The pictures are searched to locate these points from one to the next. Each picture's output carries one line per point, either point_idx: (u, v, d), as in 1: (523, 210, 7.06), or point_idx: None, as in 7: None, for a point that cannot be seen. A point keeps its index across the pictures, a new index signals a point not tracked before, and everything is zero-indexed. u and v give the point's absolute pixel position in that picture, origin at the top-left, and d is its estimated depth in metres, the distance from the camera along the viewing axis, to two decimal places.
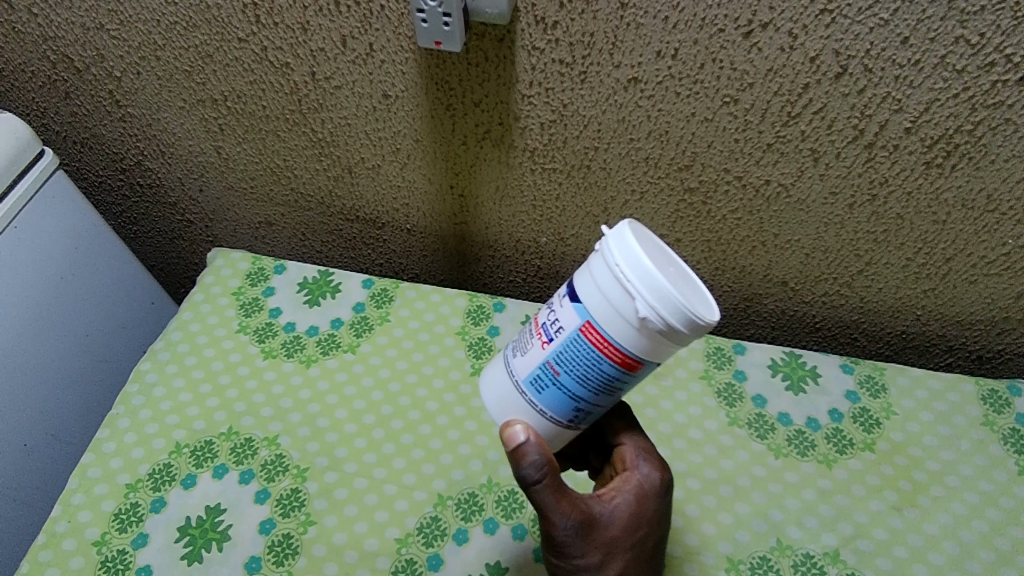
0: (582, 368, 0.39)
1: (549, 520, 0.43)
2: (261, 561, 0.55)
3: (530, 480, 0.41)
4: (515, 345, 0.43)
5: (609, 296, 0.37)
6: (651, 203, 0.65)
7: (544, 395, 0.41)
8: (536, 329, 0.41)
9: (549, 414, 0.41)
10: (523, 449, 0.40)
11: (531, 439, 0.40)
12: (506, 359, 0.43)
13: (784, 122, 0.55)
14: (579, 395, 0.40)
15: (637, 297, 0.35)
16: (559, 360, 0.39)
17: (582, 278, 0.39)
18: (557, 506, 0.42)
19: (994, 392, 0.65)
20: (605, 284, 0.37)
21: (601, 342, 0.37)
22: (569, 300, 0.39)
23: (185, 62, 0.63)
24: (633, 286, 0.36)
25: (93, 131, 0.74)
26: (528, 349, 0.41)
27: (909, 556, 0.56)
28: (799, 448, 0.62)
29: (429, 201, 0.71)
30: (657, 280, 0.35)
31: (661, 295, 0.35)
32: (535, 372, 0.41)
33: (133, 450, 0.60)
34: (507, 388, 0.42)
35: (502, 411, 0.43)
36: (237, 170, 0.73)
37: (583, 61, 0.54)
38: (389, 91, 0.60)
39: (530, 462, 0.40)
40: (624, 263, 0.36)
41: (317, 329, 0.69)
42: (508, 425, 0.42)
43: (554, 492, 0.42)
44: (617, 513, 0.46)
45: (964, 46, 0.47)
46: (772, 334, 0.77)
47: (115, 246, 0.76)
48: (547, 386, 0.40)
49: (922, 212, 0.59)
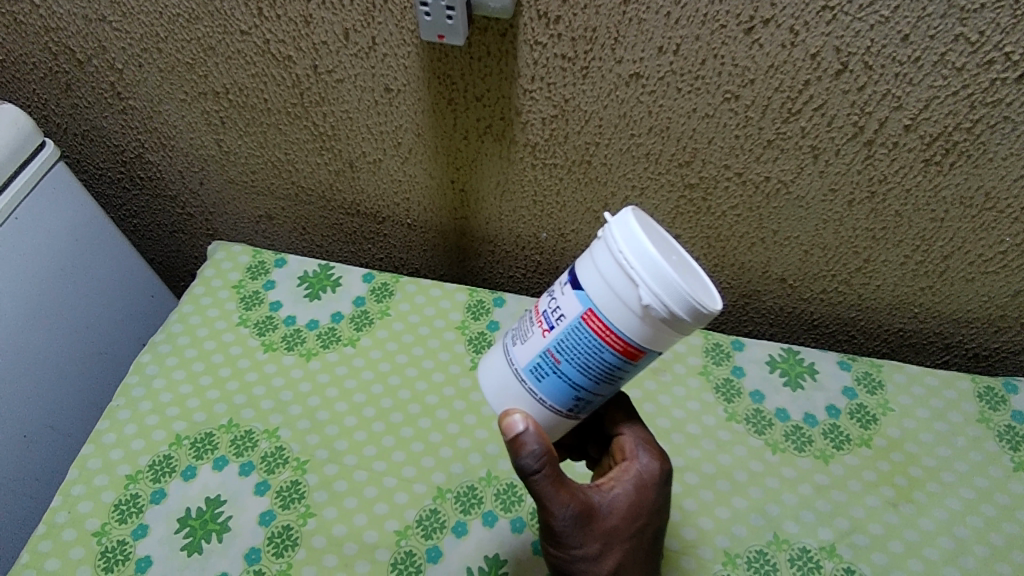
0: (583, 356, 0.39)
1: (548, 510, 0.43)
2: (261, 552, 0.55)
3: (529, 470, 0.41)
4: (516, 333, 0.43)
5: (612, 283, 0.37)
6: (651, 199, 0.65)
7: (544, 383, 0.41)
8: (537, 317, 0.41)
9: (549, 403, 0.42)
10: (522, 439, 0.40)
11: (530, 429, 0.40)
12: (506, 348, 0.44)
13: (784, 119, 0.55)
14: (580, 384, 0.40)
15: (640, 285, 0.36)
16: (560, 347, 0.40)
17: (585, 265, 0.39)
18: (556, 496, 0.42)
19: (990, 389, 0.65)
20: (609, 272, 0.37)
21: (603, 330, 0.38)
22: (571, 288, 0.39)
23: (188, 54, 0.63)
24: (637, 274, 0.36)
25: (94, 124, 0.74)
26: (528, 337, 0.42)
27: (904, 551, 0.56)
28: (796, 443, 0.62)
29: (429, 195, 0.71)
30: (661, 268, 0.35)
31: (665, 283, 0.35)
32: (535, 360, 0.41)
33: (133, 442, 0.60)
34: (507, 377, 0.43)
35: (502, 400, 0.43)
36: (238, 163, 0.73)
37: (584, 56, 0.54)
38: (391, 85, 0.61)
39: (528, 452, 0.40)
40: (628, 251, 0.36)
41: (316, 322, 0.69)
42: (507, 414, 0.42)
43: (553, 481, 0.42)
44: (616, 503, 0.46)
45: (964, 44, 0.48)
46: (770, 331, 0.77)
47: (115, 238, 0.76)
48: (547, 374, 0.41)
49: (920, 209, 0.60)
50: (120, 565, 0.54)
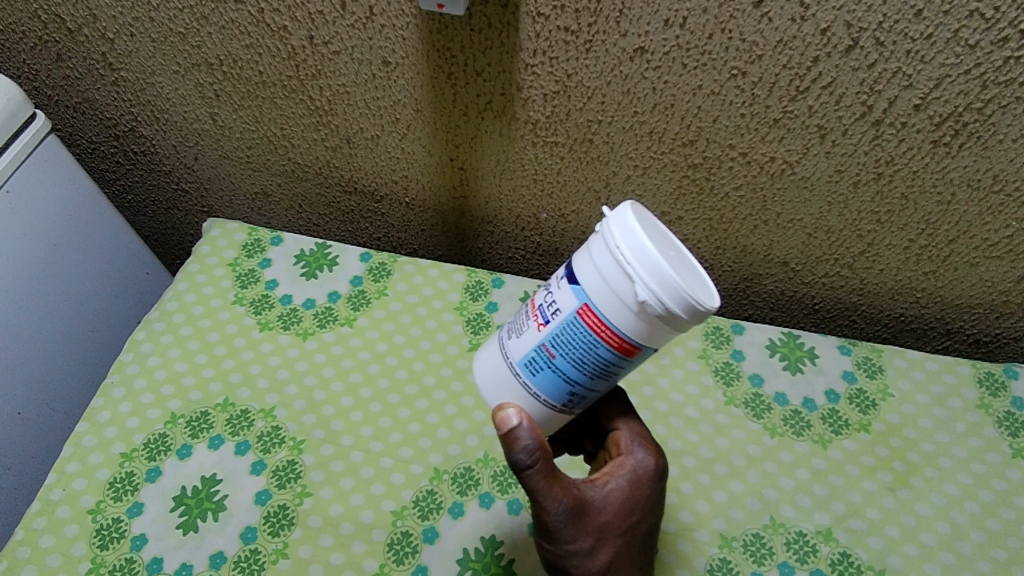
0: (578, 351, 0.38)
1: (541, 505, 0.42)
2: (257, 531, 0.55)
3: (522, 465, 0.40)
4: (511, 326, 0.42)
5: (608, 278, 0.36)
6: (654, 178, 0.64)
7: (539, 378, 0.40)
8: (533, 311, 0.41)
9: (543, 397, 0.41)
10: (515, 434, 0.40)
11: (523, 424, 0.40)
12: (501, 341, 0.43)
13: (792, 96, 0.54)
14: (575, 378, 0.39)
15: (637, 281, 0.35)
16: (555, 342, 0.39)
17: (581, 259, 0.38)
18: (549, 492, 0.42)
19: (991, 375, 0.65)
20: (605, 266, 0.36)
21: (598, 326, 0.37)
22: (567, 282, 0.38)
23: (180, 24, 0.61)
24: (633, 269, 0.35)
25: (86, 95, 0.72)
26: (524, 331, 0.41)
27: (901, 535, 0.56)
28: (795, 428, 0.62)
29: (428, 173, 0.70)
30: (657, 263, 0.35)
31: (661, 279, 0.35)
32: (530, 354, 0.40)
33: (128, 420, 0.60)
34: (502, 369, 0.42)
35: (497, 393, 0.43)
36: (233, 137, 0.72)
37: (588, 29, 0.53)
38: (389, 57, 0.59)
39: (522, 447, 0.40)
40: (625, 246, 0.36)
41: (313, 302, 0.68)
42: (501, 408, 0.41)
43: (547, 477, 0.41)
44: (609, 499, 0.46)
45: (978, 20, 0.46)
46: (771, 315, 0.76)
47: (108, 213, 0.75)
48: (541, 368, 0.40)
49: (926, 192, 0.59)
50: (116, 542, 0.54)
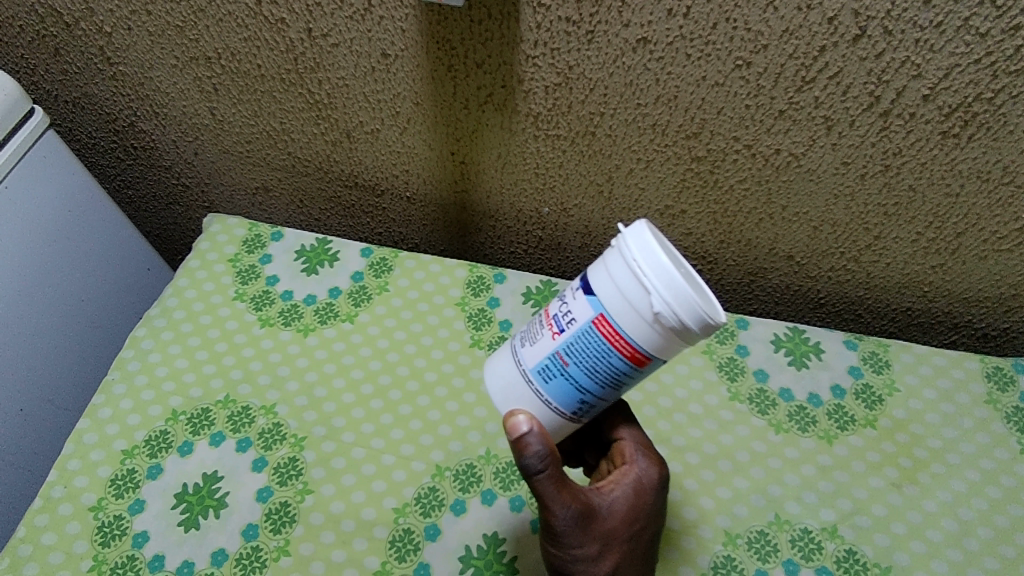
0: (591, 360, 0.38)
1: (549, 510, 0.42)
2: (259, 528, 0.54)
3: (532, 470, 0.40)
4: (524, 334, 0.42)
5: (624, 290, 0.36)
6: (657, 172, 0.63)
7: (551, 385, 0.40)
8: (547, 320, 0.40)
9: (554, 405, 0.40)
10: (526, 440, 0.39)
11: (534, 430, 0.39)
12: (513, 348, 0.42)
13: (797, 87, 0.53)
14: (587, 387, 0.39)
15: (653, 293, 0.34)
16: (569, 350, 0.38)
17: (596, 270, 0.38)
18: (557, 497, 0.41)
19: (998, 370, 0.64)
20: (621, 278, 0.36)
21: (612, 335, 0.36)
22: (582, 292, 0.38)
23: (177, 17, 0.61)
24: (649, 281, 0.35)
25: (85, 90, 0.71)
26: (537, 339, 0.40)
27: (907, 532, 0.56)
28: (800, 424, 0.61)
29: (430, 167, 0.69)
30: (674, 276, 0.34)
31: (677, 292, 0.34)
32: (543, 362, 0.40)
33: (129, 416, 0.60)
34: (512, 376, 0.41)
35: (504, 399, 0.42)
36: (232, 132, 0.71)
37: (590, 19, 0.52)
38: (389, 49, 0.58)
39: (532, 453, 0.39)
40: (641, 258, 0.35)
41: (314, 298, 0.68)
42: (511, 414, 0.41)
43: (556, 483, 0.41)
44: (615, 506, 0.45)
45: (989, 8, 0.45)
46: (776, 309, 0.75)
47: (108, 208, 0.75)
48: (554, 376, 0.39)
49: (935, 184, 0.57)
50: (117, 540, 0.54)
